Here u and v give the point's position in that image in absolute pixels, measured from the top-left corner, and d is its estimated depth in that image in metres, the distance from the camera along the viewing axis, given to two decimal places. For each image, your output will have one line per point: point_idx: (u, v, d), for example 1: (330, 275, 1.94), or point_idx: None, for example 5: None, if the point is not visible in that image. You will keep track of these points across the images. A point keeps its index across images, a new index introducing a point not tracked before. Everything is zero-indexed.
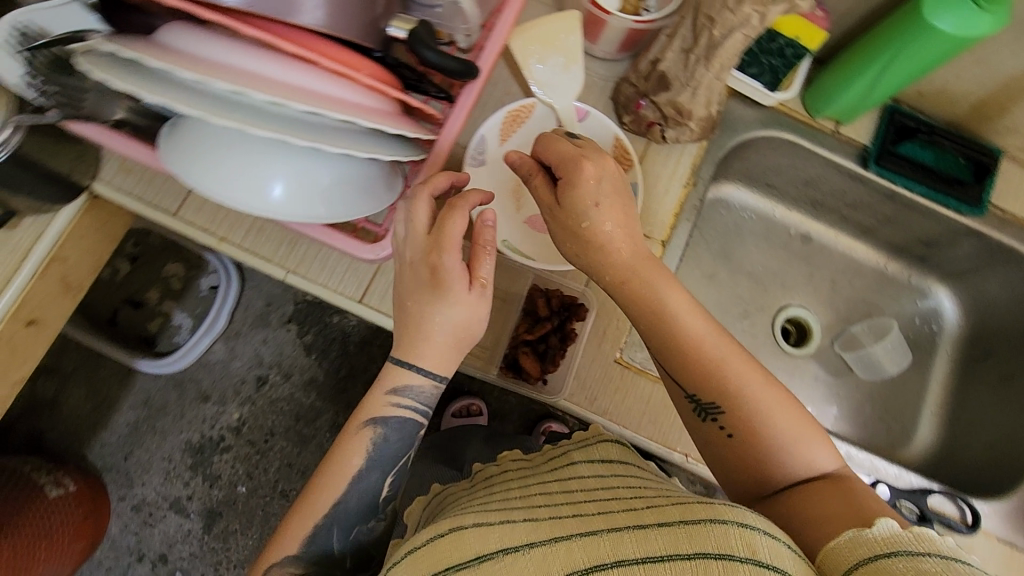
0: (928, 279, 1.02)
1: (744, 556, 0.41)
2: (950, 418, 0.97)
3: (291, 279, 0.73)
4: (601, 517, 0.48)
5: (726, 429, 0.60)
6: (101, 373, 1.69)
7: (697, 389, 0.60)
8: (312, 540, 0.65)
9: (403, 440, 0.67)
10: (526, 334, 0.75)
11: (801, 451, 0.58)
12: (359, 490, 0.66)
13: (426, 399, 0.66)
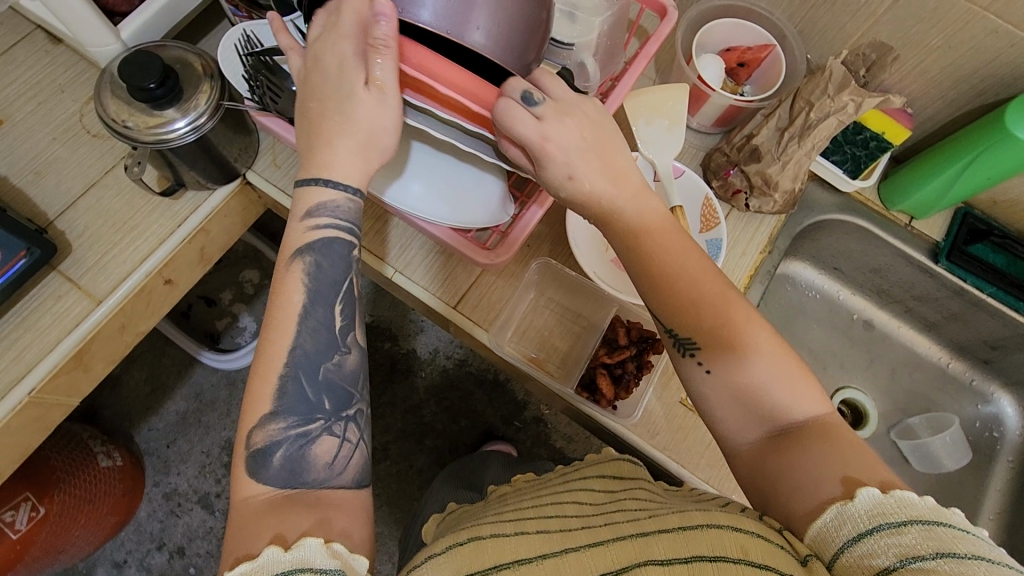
0: (990, 384, 1.02)
1: (737, 557, 0.44)
2: (1009, 528, 0.94)
3: (397, 278, 0.80)
4: (605, 527, 0.50)
5: (703, 365, 0.56)
6: (163, 361, 1.79)
7: (677, 323, 0.57)
8: (284, 392, 0.57)
9: (337, 262, 0.62)
10: (605, 357, 0.77)
11: (786, 386, 0.54)
12: (316, 324, 0.60)
13: (348, 213, 0.61)
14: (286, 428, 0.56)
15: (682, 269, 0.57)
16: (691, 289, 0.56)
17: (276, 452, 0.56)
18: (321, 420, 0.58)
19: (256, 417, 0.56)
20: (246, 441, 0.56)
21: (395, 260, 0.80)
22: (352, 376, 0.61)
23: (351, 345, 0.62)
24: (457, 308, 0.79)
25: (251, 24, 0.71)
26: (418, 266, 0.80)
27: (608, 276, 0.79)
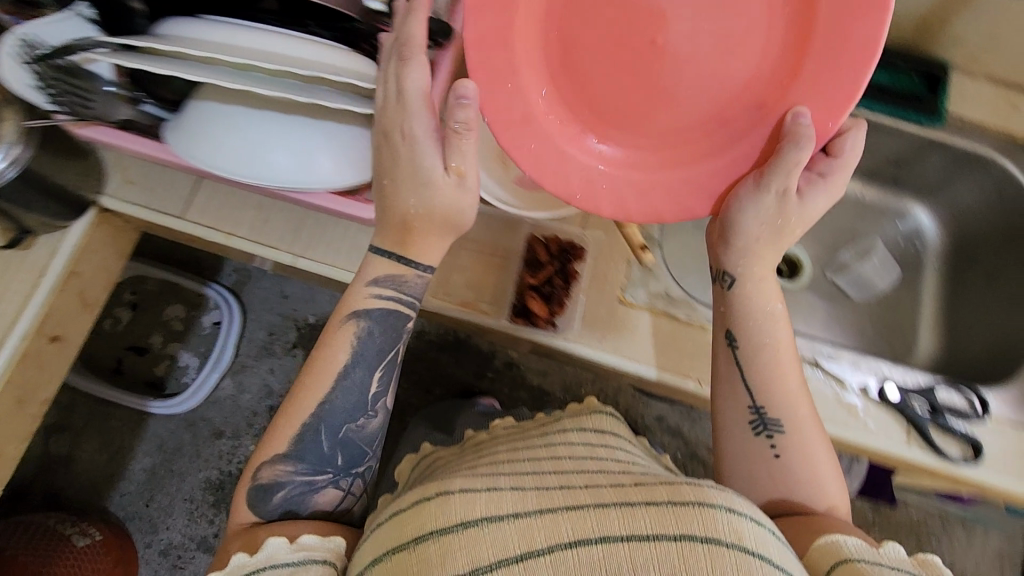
0: (906, 201, 1.06)
1: (731, 542, 0.42)
2: (948, 326, 0.99)
3: (300, 263, 0.75)
4: (585, 492, 0.48)
5: (774, 447, 0.65)
6: (112, 423, 1.70)
7: (766, 401, 0.66)
8: (300, 441, 0.67)
9: (388, 331, 0.70)
10: (531, 280, 0.77)
11: (821, 490, 0.64)
12: (350, 386, 0.68)
13: (416, 290, 0.70)
14: (294, 472, 0.67)
15: (780, 331, 0.67)
16: (774, 389, 0.66)
17: (279, 491, 0.66)
18: (330, 473, 0.68)
19: (270, 452, 0.67)
20: (256, 471, 0.67)
21: (293, 245, 0.76)
22: (370, 437, 0.70)
23: (378, 409, 0.70)
24: None
25: (24, 27, 0.60)
26: (319, 244, 0.76)
27: (512, 196, 0.76)
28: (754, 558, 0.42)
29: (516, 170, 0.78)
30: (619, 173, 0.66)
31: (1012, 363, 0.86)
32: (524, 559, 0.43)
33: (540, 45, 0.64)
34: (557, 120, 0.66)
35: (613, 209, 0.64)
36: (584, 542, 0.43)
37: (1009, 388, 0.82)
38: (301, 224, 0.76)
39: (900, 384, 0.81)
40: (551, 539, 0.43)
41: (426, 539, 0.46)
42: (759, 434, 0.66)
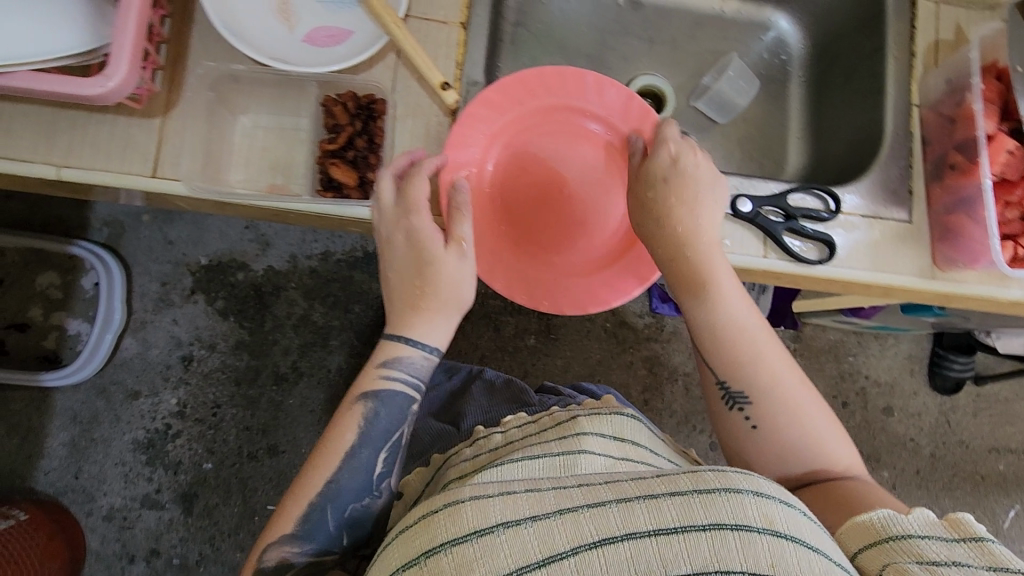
0: (765, 9, 1.00)
1: (761, 527, 0.46)
2: (814, 136, 0.97)
3: (65, 173, 0.64)
4: (603, 486, 0.51)
5: (750, 420, 0.66)
6: (16, 406, 1.60)
7: (712, 345, 0.67)
8: (307, 518, 0.64)
9: (393, 414, 0.67)
10: (328, 145, 0.70)
11: (807, 420, 0.65)
12: (358, 466, 0.65)
13: (419, 372, 0.68)
14: (301, 551, 0.64)
15: (726, 302, 0.66)
16: (727, 347, 0.66)
17: (290, 568, 0.64)
18: (337, 552, 0.65)
19: (278, 534, 0.64)
20: (260, 551, 0.63)
21: (52, 153, 0.64)
22: (378, 519, 0.67)
23: (384, 490, 0.67)
24: (159, 174, 0.65)
25: None
26: (83, 148, 0.64)
27: (295, 55, 0.68)
28: (783, 542, 0.46)
29: (303, 30, 0.69)
30: (563, 279, 0.72)
31: (869, 154, 0.85)
32: (546, 563, 0.46)
33: (494, 224, 0.72)
34: (514, 253, 0.72)
35: (550, 303, 0.70)
36: (614, 539, 0.47)
37: (863, 181, 0.81)
38: (54, 127, 0.64)
39: (752, 196, 0.77)
40: (574, 542, 0.47)
41: (438, 552, 0.48)
42: (728, 408, 0.67)
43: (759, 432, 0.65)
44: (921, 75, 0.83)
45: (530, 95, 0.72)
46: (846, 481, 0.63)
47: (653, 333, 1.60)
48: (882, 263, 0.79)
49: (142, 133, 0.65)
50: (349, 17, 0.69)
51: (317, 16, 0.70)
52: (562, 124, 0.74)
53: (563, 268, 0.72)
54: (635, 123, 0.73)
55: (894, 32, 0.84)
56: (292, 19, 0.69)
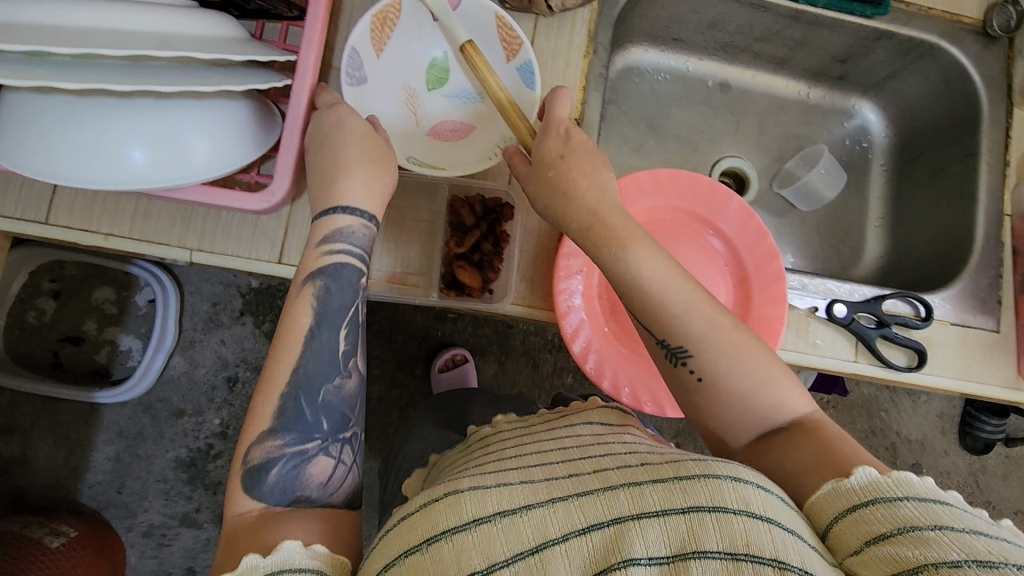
0: (851, 98, 1.01)
1: (740, 508, 0.41)
2: (892, 228, 0.98)
3: (197, 258, 0.67)
4: (590, 478, 0.46)
5: (696, 372, 0.57)
6: (64, 417, 1.63)
7: (670, 335, 0.57)
8: (281, 409, 0.57)
9: (345, 288, 0.61)
10: (457, 248, 0.71)
11: (780, 392, 0.56)
12: (320, 345, 0.59)
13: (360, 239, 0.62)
14: (284, 445, 0.56)
15: (700, 320, 0.57)
16: (676, 323, 0.57)
17: (272, 469, 0.55)
18: (319, 441, 0.57)
19: (254, 431, 0.56)
20: (243, 456, 0.55)
21: (186, 236, 0.67)
22: (352, 401, 0.60)
23: (353, 369, 0.61)
24: (284, 261, 0.68)
25: None
26: (215, 233, 0.67)
27: (424, 150, 0.72)
28: (764, 523, 0.40)
29: (428, 122, 0.74)
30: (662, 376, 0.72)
31: (955, 261, 0.86)
32: (538, 551, 0.41)
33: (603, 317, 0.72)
34: (620, 346, 0.72)
35: (653, 403, 0.70)
36: (596, 526, 0.41)
37: (949, 289, 0.83)
38: (189, 213, 0.67)
39: (847, 300, 0.79)
40: (567, 528, 0.42)
41: (437, 541, 0.42)
42: (672, 365, 0.58)
43: (706, 385, 0.56)
44: (1013, 185, 0.85)
45: (658, 195, 0.75)
46: (811, 430, 0.54)
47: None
48: (968, 371, 0.81)
49: (271, 221, 0.68)
50: (473, 113, 0.74)
51: (441, 110, 0.74)
52: (680, 227, 0.76)
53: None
54: (750, 245, 0.75)
55: (990, 140, 0.85)
56: (418, 112, 0.74)
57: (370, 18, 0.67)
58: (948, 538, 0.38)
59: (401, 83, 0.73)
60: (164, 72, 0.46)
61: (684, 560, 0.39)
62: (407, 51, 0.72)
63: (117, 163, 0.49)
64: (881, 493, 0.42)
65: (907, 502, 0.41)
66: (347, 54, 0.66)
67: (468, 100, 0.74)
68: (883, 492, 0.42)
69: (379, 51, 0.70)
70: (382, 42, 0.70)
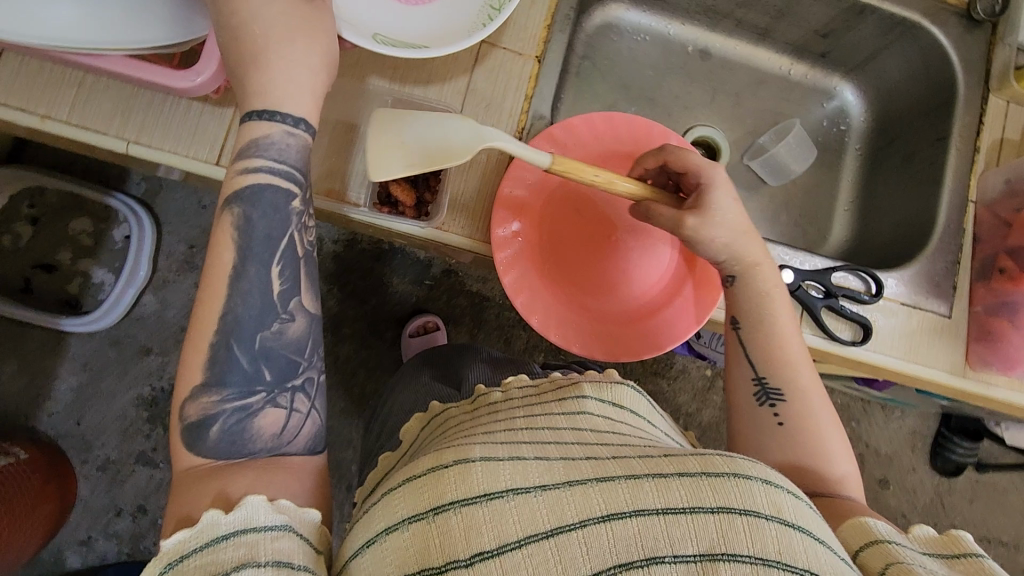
0: (832, 77, 0.99)
1: (771, 513, 0.42)
2: (861, 210, 0.96)
3: (133, 149, 0.66)
4: (611, 461, 0.46)
5: (777, 416, 0.60)
6: (28, 345, 1.52)
7: (771, 373, 0.62)
8: (212, 360, 0.53)
9: (271, 212, 0.57)
10: None
11: (830, 463, 0.58)
12: (249, 288, 0.55)
13: (288, 153, 0.57)
14: (222, 401, 0.53)
15: (803, 374, 0.62)
16: (781, 354, 0.62)
17: (212, 426, 0.52)
18: (262, 393, 0.54)
19: (187, 387, 0.53)
20: (179, 413, 0.53)
21: (124, 128, 0.66)
22: (299, 343, 0.57)
23: (295, 310, 0.57)
24: (221, 163, 0.67)
25: None
26: (155, 127, 0.66)
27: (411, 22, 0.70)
28: (793, 531, 0.42)
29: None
30: (596, 323, 0.71)
31: (913, 243, 0.84)
32: (555, 534, 0.42)
33: (542, 254, 0.72)
34: (554, 287, 0.71)
35: (580, 344, 0.70)
36: (620, 516, 0.42)
37: (905, 268, 0.81)
38: (131, 105, 0.66)
39: (796, 268, 0.78)
40: (582, 513, 0.42)
41: (446, 512, 0.43)
42: (759, 404, 0.61)
43: (784, 430, 0.59)
44: (981, 171, 0.83)
45: (595, 135, 0.73)
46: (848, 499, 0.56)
47: (661, 366, 1.49)
48: (916, 353, 0.79)
49: (212, 121, 0.67)
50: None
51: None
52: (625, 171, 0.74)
53: (601, 316, 0.72)
54: None
55: (963, 123, 0.84)
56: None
57: None
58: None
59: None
60: None
61: (713, 561, 0.40)
62: None
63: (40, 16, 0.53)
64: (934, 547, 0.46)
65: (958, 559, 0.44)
66: None
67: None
68: (938, 549, 0.46)
69: None
70: None
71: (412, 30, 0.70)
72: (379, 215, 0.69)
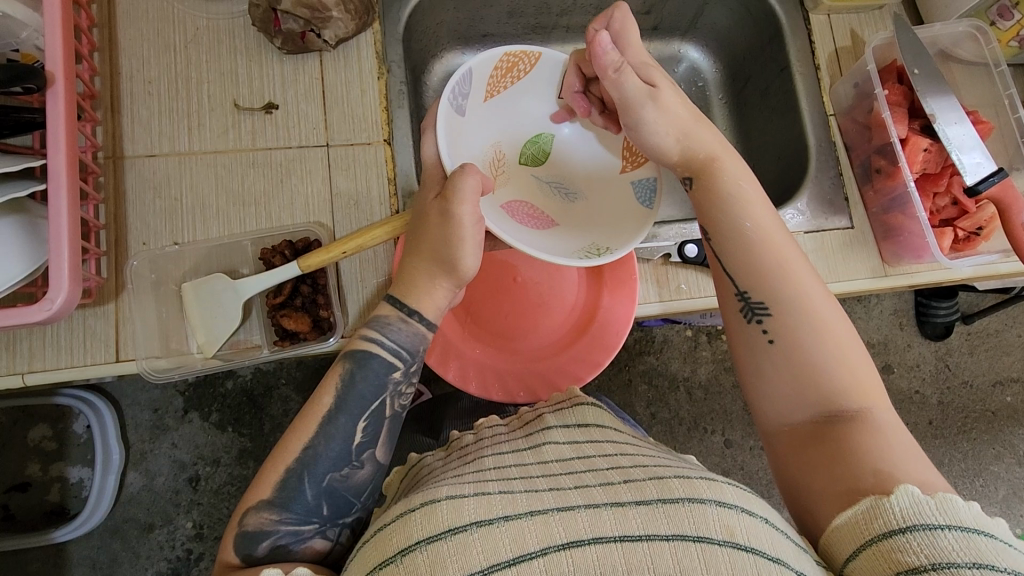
0: (674, 44, 1.01)
1: (722, 538, 0.43)
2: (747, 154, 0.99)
3: (32, 379, 0.66)
4: (575, 490, 0.47)
5: (767, 333, 0.58)
6: (28, 568, 1.27)
7: (753, 287, 0.60)
8: (284, 484, 0.57)
9: (372, 381, 0.61)
10: (274, 300, 0.70)
11: (850, 390, 0.55)
12: (336, 433, 0.59)
13: (407, 341, 0.62)
14: (279, 520, 0.56)
15: (792, 274, 0.59)
16: (757, 260, 0.60)
17: (265, 540, 0.56)
18: (317, 524, 0.57)
19: (255, 500, 0.57)
20: (240, 517, 0.57)
21: (15, 362, 0.66)
22: (361, 489, 0.60)
23: (367, 460, 0.60)
24: (122, 358, 0.67)
25: None
26: (45, 351, 0.66)
27: (501, 216, 0.67)
28: (744, 554, 0.42)
29: (502, 196, 0.71)
30: (531, 364, 0.74)
31: (799, 169, 0.87)
32: (518, 563, 0.42)
33: (460, 322, 0.73)
34: (481, 349, 0.73)
35: (528, 392, 0.72)
36: (579, 543, 0.42)
37: (797, 200, 0.84)
38: (13, 338, 0.66)
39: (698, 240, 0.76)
40: (544, 541, 0.43)
41: (413, 551, 0.44)
42: (748, 322, 0.60)
43: (776, 348, 0.57)
44: (829, 86, 0.87)
45: None
46: (868, 416, 0.54)
47: (645, 345, 1.32)
48: (836, 273, 0.82)
49: (98, 323, 0.67)
50: (561, 207, 0.72)
51: (521, 187, 0.73)
52: None
53: (531, 355, 0.74)
54: None
55: (795, 49, 0.88)
56: (498, 175, 0.73)
57: (501, 54, 0.69)
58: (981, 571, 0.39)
59: (493, 143, 0.73)
60: None
61: None
62: (509, 117, 0.75)
63: None
64: (919, 518, 0.43)
65: (946, 532, 0.42)
66: (461, 71, 0.67)
67: (559, 196, 0.74)
68: (924, 517, 0.43)
69: (487, 95, 0.72)
70: (499, 85, 0.72)
71: (505, 223, 0.66)
72: (286, 352, 0.70)
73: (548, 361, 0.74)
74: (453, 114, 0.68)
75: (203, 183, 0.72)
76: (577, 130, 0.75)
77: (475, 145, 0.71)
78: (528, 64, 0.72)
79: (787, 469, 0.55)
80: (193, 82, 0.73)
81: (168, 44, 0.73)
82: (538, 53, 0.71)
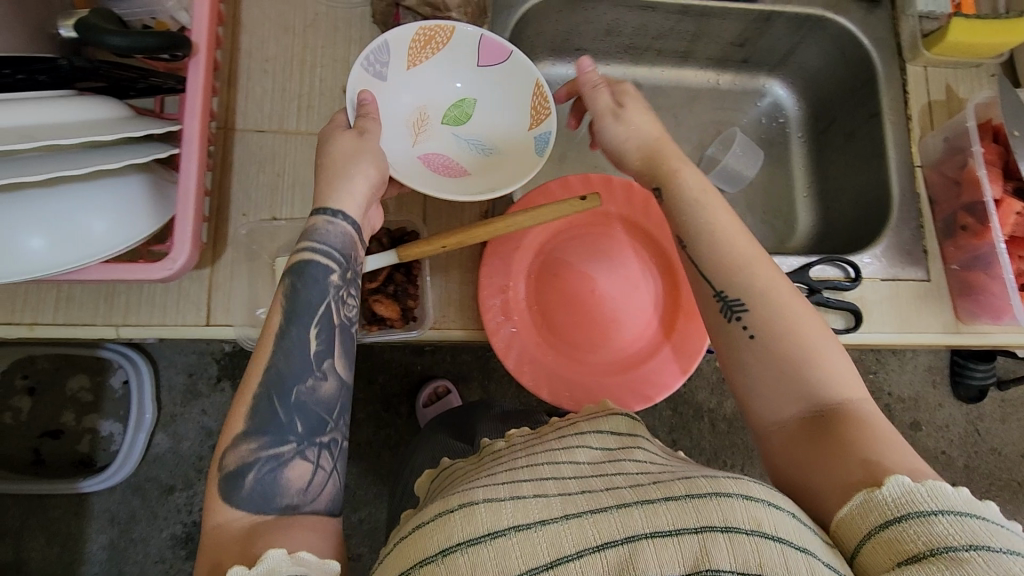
0: (760, 78, 1.03)
1: (750, 527, 0.40)
2: (821, 194, 1.00)
3: (126, 332, 0.68)
4: (603, 492, 0.45)
5: (748, 329, 0.56)
6: (50, 513, 1.29)
7: (726, 285, 0.58)
8: (255, 411, 0.51)
9: (316, 290, 0.55)
10: (369, 284, 0.71)
11: (827, 381, 0.52)
12: (293, 347, 0.53)
13: (339, 242, 0.58)
14: (258, 448, 0.50)
15: (760, 275, 0.57)
16: (729, 257, 0.58)
17: (249, 474, 0.49)
18: (294, 443, 0.51)
19: (229, 434, 0.51)
20: (218, 460, 0.50)
21: (110, 314, 0.68)
22: (332, 404, 0.54)
23: (329, 371, 0.54)
24: (212, 322, 0.69)
25: None
26: (140, 307, 0.68)
27: (411, 167, 0.68)
28: (777, 544, 0.40)
29: (424, 147, 0.71)
30: (600, 378, 0.74)
31: (879, 215, 0.88)
32: (555, 566, 0.40)
33: (536, 328, 0.75)
34: (552, 355, 0.74)
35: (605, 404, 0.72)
36: (613, 544, 0.40)
37: (875, 246, 0.84)
38: (112, 291, 0.68)
39: None
40: (580, 544, 0.41)
41: (450, 554, 0.41)
42: (726, 322, 0.57)
43: (756, 343, 0.55)
44: (919, 137, 0.88)
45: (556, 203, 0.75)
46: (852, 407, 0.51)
47: None
48: (909, 323, 0.82)
49: (193, 284, 0.69)
50: (476, 161, 0.71)
51: (444, 145, 0.73)
52: (580, 228, 0.78)
53: (600, 368, 0.75)
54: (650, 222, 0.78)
55: (889, 97, 0.88)
56: (422, 133, 0.72)
57: (416, 27, 0.69)
58: (980, 556, 0.36)
59: (416, 105, 0.72)
60: (48, 165, 0.48)
61: None
62: (435, 78, 0.73)
63: (15, 252, 0.49)
64: (912, 506, 0.40)
65: (940, 517, 0.39)
66: (377, 43, 0.67)
67: (476, 151, 0.73)
68: (917, 504, 0.40)
69: (410, 64, 0.71)
70: (418, 57, 0.71)
71: (413, 172, 0.68)
72: (374, 336, 0.72)
73: (618, 377, 0.74)
74: (368, 80, 0.68)
75: (305, 163, 0.74)
76: (489, 99, 0.73)
77: (396, 106, 0.71)
78: (444, 37, 0.70)
79: (783, 467, 0.52)
80: (307, 65, 0.76)
81: (287, 26, 0.76)
82: (452, 26, 0.70)
